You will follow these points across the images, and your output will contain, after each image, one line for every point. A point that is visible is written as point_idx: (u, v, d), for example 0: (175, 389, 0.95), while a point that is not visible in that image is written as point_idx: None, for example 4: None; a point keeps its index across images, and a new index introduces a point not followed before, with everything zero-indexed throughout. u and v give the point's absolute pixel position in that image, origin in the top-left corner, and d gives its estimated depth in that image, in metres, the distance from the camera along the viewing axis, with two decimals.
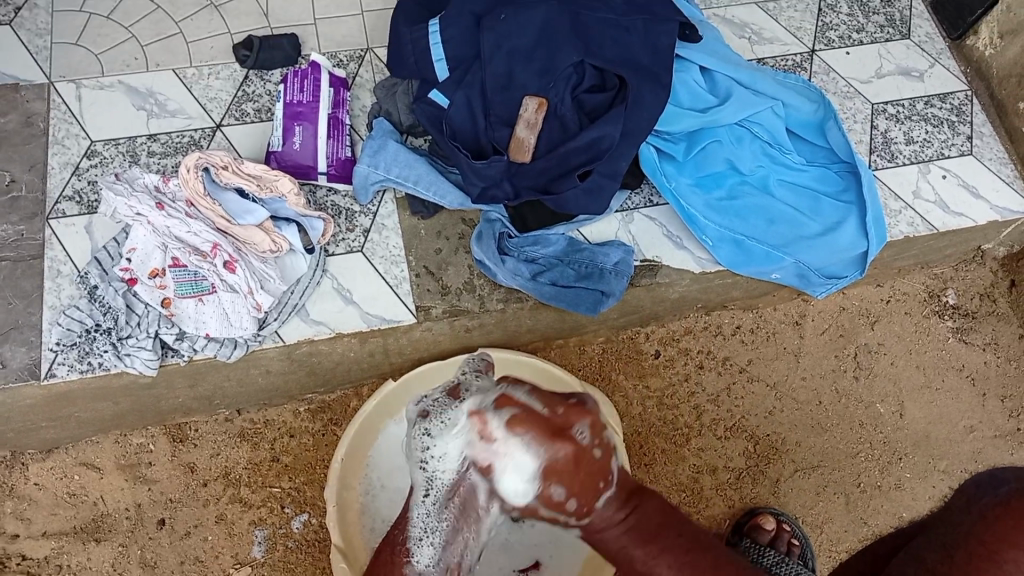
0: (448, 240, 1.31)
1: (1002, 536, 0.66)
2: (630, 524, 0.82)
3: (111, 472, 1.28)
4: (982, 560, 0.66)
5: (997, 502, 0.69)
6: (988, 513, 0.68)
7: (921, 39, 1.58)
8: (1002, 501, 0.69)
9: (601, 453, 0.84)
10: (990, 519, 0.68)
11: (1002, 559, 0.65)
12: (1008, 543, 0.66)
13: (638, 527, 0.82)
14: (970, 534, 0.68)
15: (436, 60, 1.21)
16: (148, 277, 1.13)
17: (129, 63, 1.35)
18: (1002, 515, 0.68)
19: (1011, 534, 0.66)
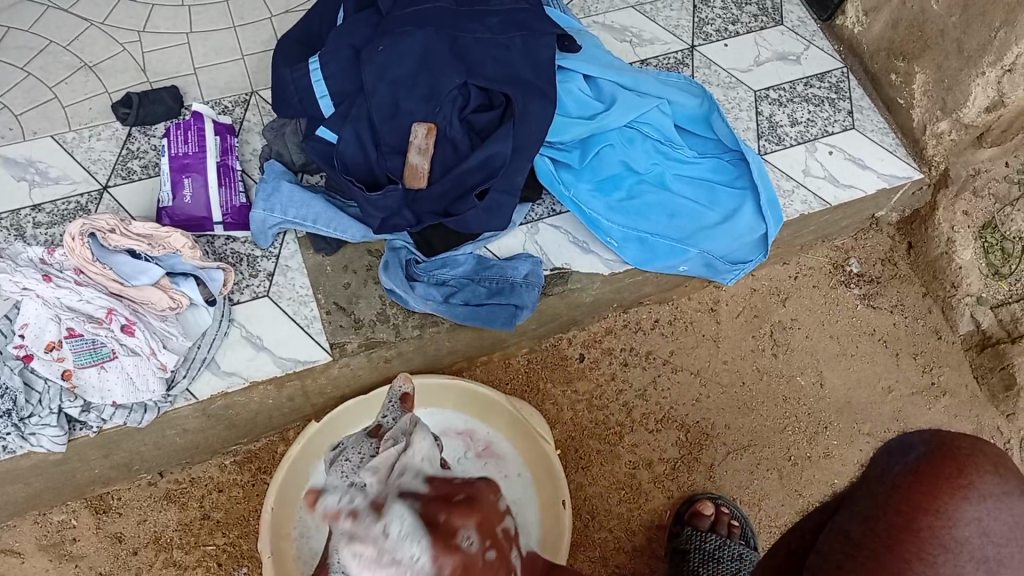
0: (356, 273, 1.30)
1: (917, 504, 0.61)
2: None
3: (33, 555, 1.24)
4: (903, 534, 0.60)
5: (907, 469, 0.63)
6: (900, 482, 0.63)
7: (794, 24, 1.65)
8: (911, 468, 0.63)
9: (495, 553, 0.80)
10: (903, 488, 0.62)
11: (919, 528, 0.60)
12: (923, 510, 0.60)
13: None
14: (886, 504, 0.62)
15: (320, 96, 1.20)
16: (45, 351, 1.08)
17: (5, 134, 1.32)
18: (914, 485, 0.62)
19: (926, 501, 0.60)
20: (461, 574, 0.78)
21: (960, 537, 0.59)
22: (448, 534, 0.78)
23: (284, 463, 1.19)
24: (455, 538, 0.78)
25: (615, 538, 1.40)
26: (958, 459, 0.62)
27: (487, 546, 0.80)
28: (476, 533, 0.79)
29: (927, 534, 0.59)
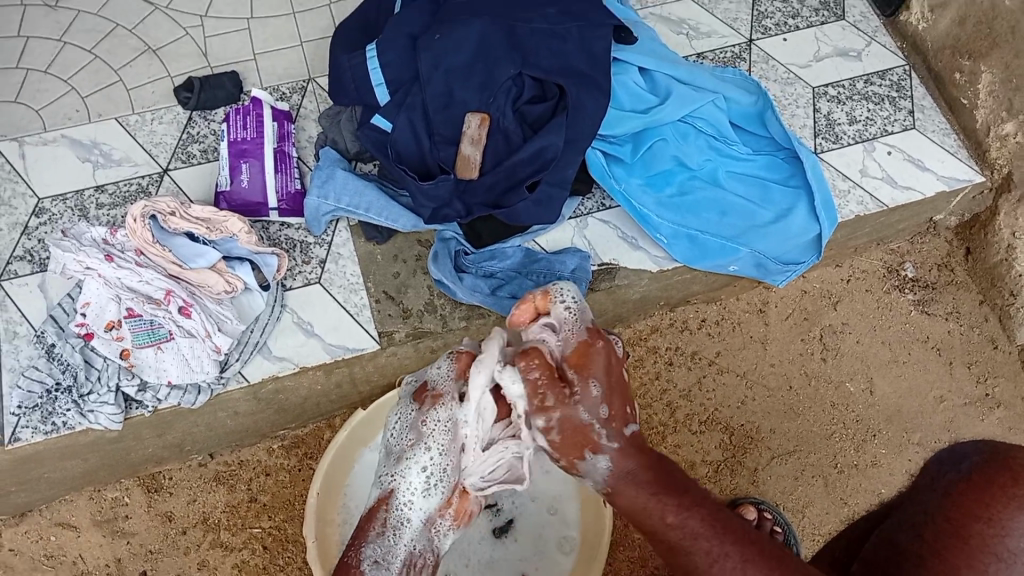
0: (406, 263, 1.31)
1: (968, 512, 0.66)
2: (652, 480, 0.78)
3: (87, 530, 1.26)
4: (954, 539, 0.66)
5: (961, 478, 0.68)
6: (952, 490, 0.68)
7: (855, 19, 1.62)
8: (965, 476, 0.68)
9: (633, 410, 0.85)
10: (955, 496, 0.68)
11: (969, 534, 0.65)
12: (977, 518, 0.65)
13: (661, 483, 0.77)
14: (937, 509, 0.68)
15: (376, 85, 1.21)
16: (105, 330, 1.12)
17: (71, 116, 1.35)
18: (965, 490, 0.67)
19: (976, 509, 0.66)
20: (575, 435, 0.82)
21: (1014, 547, 0.63)
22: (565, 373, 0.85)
23: (326, 450, 1.18)
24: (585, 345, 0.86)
25: None
26: (1013, 469, 0.66)
27: (603, 403, 0.82)
28: (595, 404, 0.82)
29: (978, 541, 0.64)
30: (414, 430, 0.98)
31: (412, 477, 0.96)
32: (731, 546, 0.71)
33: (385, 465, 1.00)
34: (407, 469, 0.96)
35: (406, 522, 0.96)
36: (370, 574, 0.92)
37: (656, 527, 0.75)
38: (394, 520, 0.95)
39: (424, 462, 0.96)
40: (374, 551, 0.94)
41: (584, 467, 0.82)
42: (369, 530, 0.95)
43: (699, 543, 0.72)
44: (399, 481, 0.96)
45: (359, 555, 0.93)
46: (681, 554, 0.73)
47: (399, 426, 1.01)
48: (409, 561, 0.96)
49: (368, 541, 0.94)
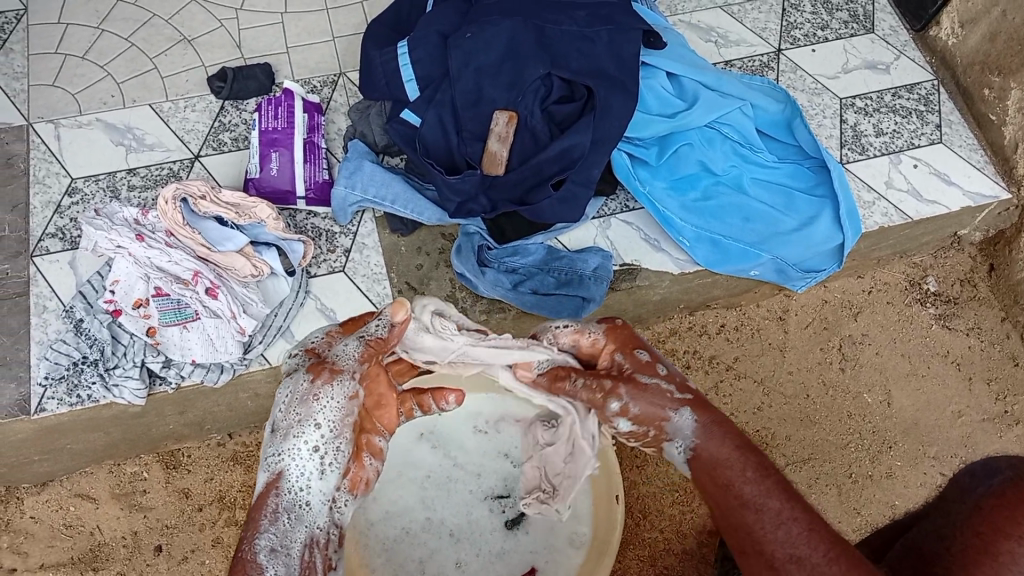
0: (429, 256, 1.33)
1: (998, 528, 0.63)
2: (736, 445, 0.75)
3: (106, 502, 1.29)
4: (979, 554, 0.63)
5: (992, 492, 0.66)
6: (983, 505, 0.66)
7: (885, 33, 1.61)
8: (997, 491, 0.66)
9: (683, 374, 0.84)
10: (986, 510, 0.65)
11: (998, 552, 0.62)
12: (1005, 535, 0.63)
13: (743, 448, 0.75)
14: (966, 523, 0.66)
15: (407, 80, 1.23)
16: (133, 307, 1.15)
17: (106, 101, 1.38)
18: (997, 509, 0.65)
19: (1008, 526, 0.63)
20: (653, 407, 0.79)
21: None
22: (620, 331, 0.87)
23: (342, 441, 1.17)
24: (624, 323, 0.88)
25: (665, 538, 1.38)
26: None
27: (659, 367, 0.83)
28: (659, 376, 0.82)
29: (1006, 559, 0.62)
30: (303, 406, 0.80)
31: (302, 455, 0.79)
32: (801, 512, 0.67)
33: (264, 449, 0.81)
34: (297, 447, 0.79)
35: (304, 507, 0.78)
36: (271, 568, 0.72)
37: (734, 482, 0.71)
38: (288, 506, 0.77)
39: (315, 441, 0.79)
40: (271, 539, 0.74)
41: (669, 428, 0.79)
42: (258, 521, 0.75)
43: (769, 502, 0.68)
44: (289, 461, 0.79)
45: (253, 549, 0.72)
46: (749, 508, 0.69)
47: (288, 405, 0.81)
48: (310, 552, 0.77)
49: (260, 535, 0.74)
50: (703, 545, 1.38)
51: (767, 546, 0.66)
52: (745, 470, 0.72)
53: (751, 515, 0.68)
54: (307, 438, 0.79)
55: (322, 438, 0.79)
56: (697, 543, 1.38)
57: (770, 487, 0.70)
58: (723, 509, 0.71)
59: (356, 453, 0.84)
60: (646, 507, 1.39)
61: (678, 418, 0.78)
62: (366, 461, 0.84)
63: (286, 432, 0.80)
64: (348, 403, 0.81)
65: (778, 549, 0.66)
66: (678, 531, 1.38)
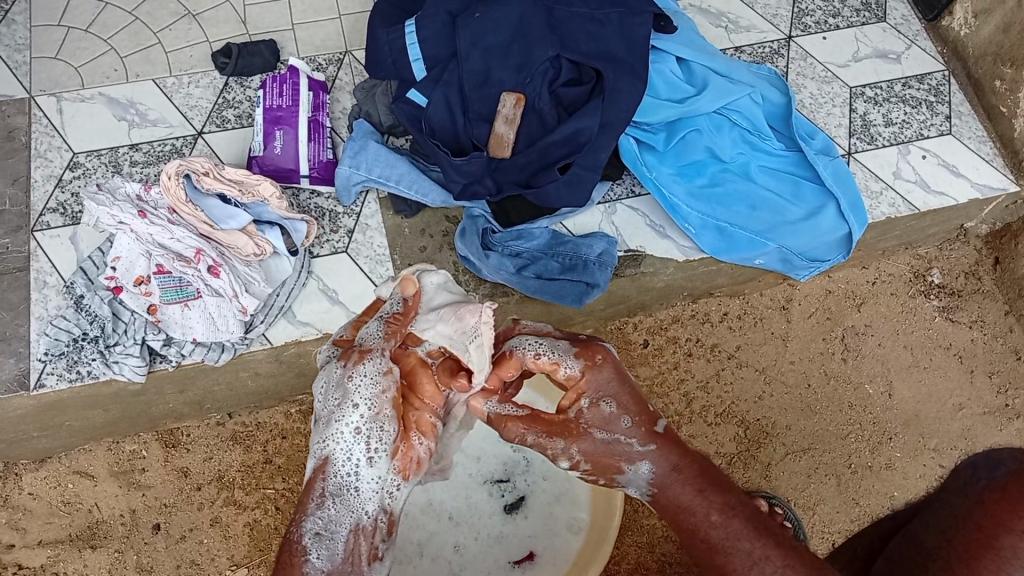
0: (433, 238, 1.32)
1: (1000, 522, 0.62)
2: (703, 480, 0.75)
3: (104, 480, 1.28)
4: (980, 549, 0.62)
5: (995, 486, 0.65)
6: (986, 498, 0.64)
7: (897, 22, 1.59)
8: (1000, 485, 0.64)
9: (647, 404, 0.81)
10: (988, 504, 0.64)
11: (999, 546, 0.61)
12: (1008, 528, 0.61)
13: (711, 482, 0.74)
14: (967, 519, 0.64)
15: (414, 60, 1.22)
16: (134, 284, 1.15)
17: (109, 75, 1.37)
18: (1000, 503, 0.63)
19: (1009, 519, 0.62)
20: (604, 462, 0.80)
21: None
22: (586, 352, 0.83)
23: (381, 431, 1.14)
24: (594, 352, 0.83)
25: (663, 524, 1.38)
26: None
27: (622, 419, 0.80)
28: (620, 429, 0.80)
29: (1007, 554, 0.60)
30: (340, 390, 0.83)
31: (346, 438, 0.81)
32: (772, 550, 0.67)
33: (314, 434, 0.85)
34: (340, 432, 0.82)
35: (349, 488, 0.81)
36: (314, 552, 0.77)
37: (699, 526, 0.71)
38: (334, 488, 0.81)
39: (356, 423, 0.81)
40: (316, 523, 0.79)
41: (622, 479, 0.80)
42: (307, 505, 0.80)
43: (738, 542, 0.69)
44: (333, 446, 0.82)
45: (298, 533, 0.78)
46: (718, 552, 0.69)
47: (331, 390, 0.84)
48: (356, 537, 0.80)
49: (306, 518, 0.79)
50: None
51: None
52: (710, 511, 0.71)
53: (721, 558, 0.69)
54: (348, 421, 0.81)
55: (362, 420, 0.81)
56: None
57: (736, 525, 0.70)
58: (694, 555, 0.71)
59: (404, 432, 0.85)
60: None
61: (636, 470, 0.79)
62: (415, 440, 0.85)
63: (330, 416, 0.83)
64: (382, 379, 0.82)
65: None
66: None
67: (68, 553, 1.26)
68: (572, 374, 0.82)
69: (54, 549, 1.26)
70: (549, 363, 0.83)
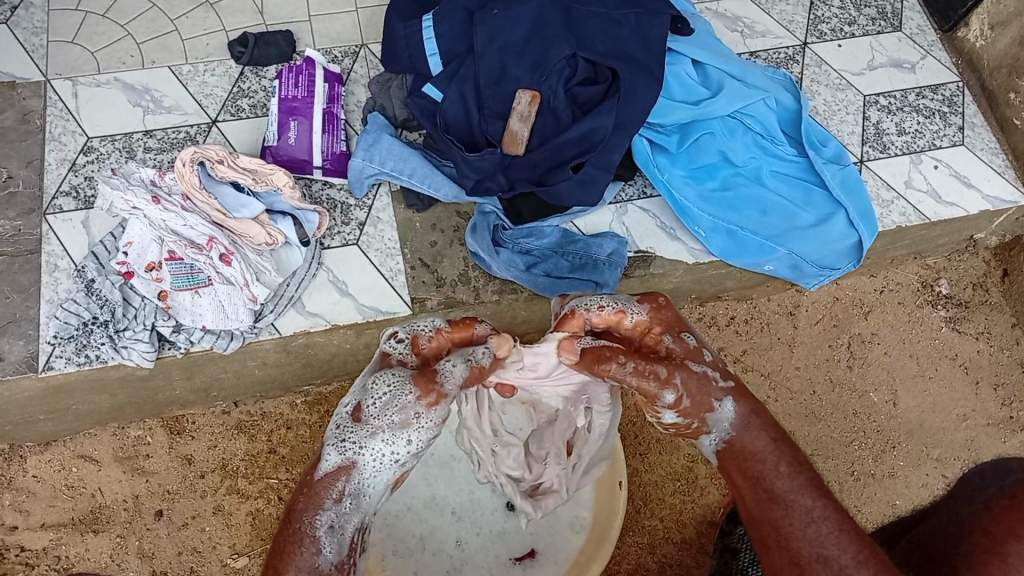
0: (443, 233, 1.32)
1: (1009, 529, 0.61)
2: (775, 437, 0.76)
3: (109, 465, 1.29)
4: (988, 555, 0.61)
5: (1004, 494, 0.64)
6: (995, 505, 0.64)
7: (912, 31, 1.60)
8: (1009, 493, 0.64)
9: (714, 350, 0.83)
10: (996, 511, 0.63)
11: (1007, 553, 0.60)
12: (1015, 536, 0.60)
13: (783, 441, 0.75)
14: (975, 525, 0.64)
15: (430, 54, 1.22)
16: (145, 270, 1.15)
17: (126, 60, 1.37)
18: (1007, 510, 0.62)
19: (1017, 527, 0.61)
20: (699, 398, 0.78)
21: None
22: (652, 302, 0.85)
23: None
24: (658, 298, 0.86)
25: (664, 527, 1.38)
26: None
27: (705, 353, 0.82)
28: (706, 363, 0.81)
29: (1013, 559, 0.60)
30: (403, 416, 0.78)
31: (383, 459, 0.78)
32: (832, 512, 0.69)
33: (344, 428, 0.79)
34: (378, 448, 0.78)
35: (364, 497, 0.79)
36: (327, 547, 0.73)
37: (764, 475, 0.72)
38: (351, 493, 0.77)
39: (398, 452, 0.79)
40: (328, 518, 0.75)
41: (711, 420, 0.78)
42: (320, 498, 0.76)
43: (801, 498, 0.69)
44: (366, 456, 0.78)
45: (312, 525, 0.73)
46: (778, 503, 0.70)
47: (387, 401, 0.78)
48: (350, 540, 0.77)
49: (320, 510, 0.75)
50: (701, 535, 1.38)
51: (793, 544, 0.68)
52: (781, 465, 0.72)
53: (780, 511, 0.69)
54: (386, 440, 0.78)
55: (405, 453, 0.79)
56: (695, 533, 1.38)
57: (803, 484, 0.70)
58: (753, 502, 0.72)
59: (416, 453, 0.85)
60: (646, 496, 1.38)
61: (719, 409, 0.78)
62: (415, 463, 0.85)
63: (379, 431, 0.78)
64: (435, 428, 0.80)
65: (804, 546, 0.67)
66: (678, 520, 1.38)
67: (70, 537, 1.26)
68: (642, 320, 0.84)
69: (56, 532, 1.26)
70: (617, 311, 0.84)
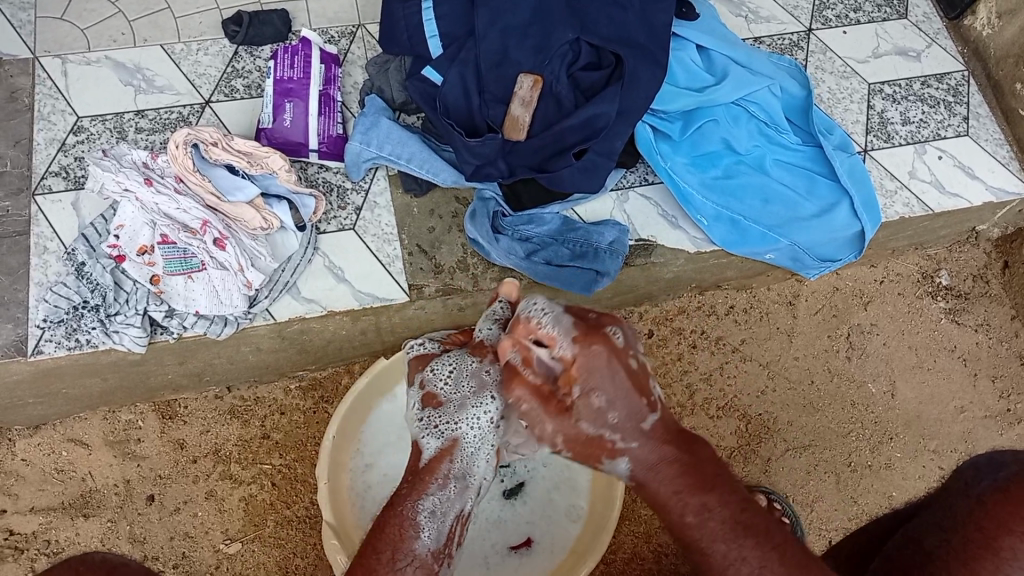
0: (441, 219, 1.30)
1: (1001, 522, 0.59)
2: (685, 469, 0.78)
3: (100, 448, 1.27)
4: (982, 550, 0.59)
5: (996, 487, 0.62)
6: (986, 500, 0.62)
7: (918, 19, 1.57)
8: (1001, 487, 0.62)
9: (636, 364, 0.82)
10: (988, 506, 0.61)
11: (1000, 547, 0.58)
12: (1009, 530, 0.59)
13: (694, 473, 0.77)
14: (968, 518, 0.62)
15: (430, 36, 1.19)
16: (137, 253, 1.12)
17: (117, 38, 1.34)
18: (999, 504, 0.60)
19: (1011, 521, 0.59)
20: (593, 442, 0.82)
21: None
22: (593, 327, 0.83)
23: (330, 423, 1.09)
24: (602, 330, 0.83)
25: None
26: None
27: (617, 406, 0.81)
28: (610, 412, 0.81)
29: (1007, 555, 0.58)
30: (475, 379, 0.97)
31: (479, 428, 0.95)
32: (750, 551, 0.70)
33: (431, 417, 0.95)
34: (473, 419, 0.95)
35: (466, 479, 0.92)
36: (425, 530, 0.85)
37: (677, 522, 0.75)
38: (456, 474, 0.91)
39: (491, 415, 0.96)
40: (431, 503, 0.87)
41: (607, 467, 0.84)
42: (427, 484, 0.88)
43: (715, 543, 0.71)
44: (463, 429, 0.94)
45: (415, 508, 0.85)
46: (697, 552, 0.72)
47: (454, 379, 0.98)
48: (456, 525, 0.89)
49: (425, 495, 0.87)
50: None
51: None
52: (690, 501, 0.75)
53: (701, 556, 0.72)
54: (471, 407, 0.95)
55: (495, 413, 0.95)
56: None
57: (714, 523, 0.72)
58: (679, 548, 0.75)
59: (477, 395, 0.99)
60: None
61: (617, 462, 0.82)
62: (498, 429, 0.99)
63: (464, 401, 0.96)
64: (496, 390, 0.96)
65: None
66: None
67: (60, 521, 1.24)
68: (567, 356, 0.81)
69: (46, 516, 1.24)
70: (549, 338, 0.82)
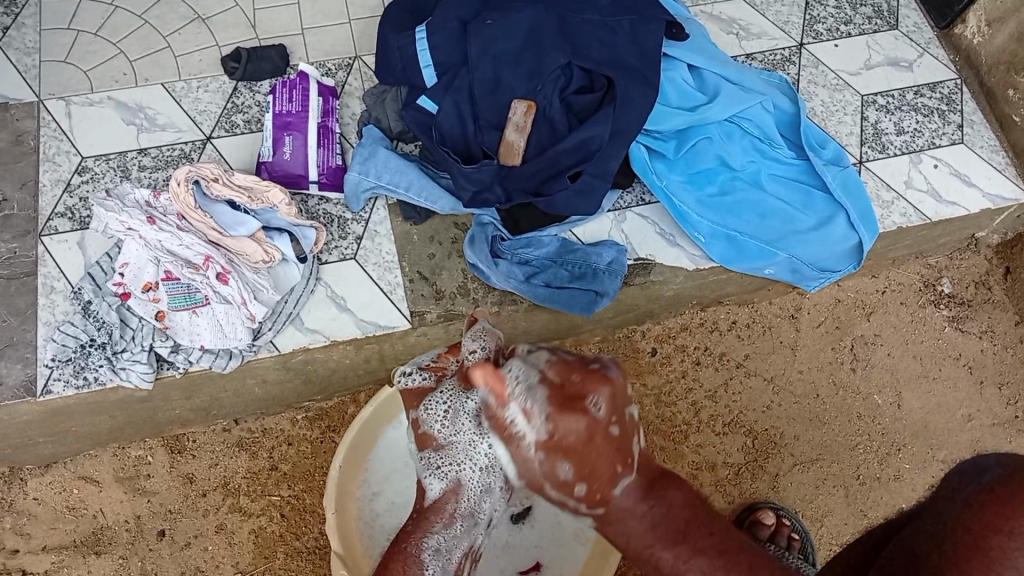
0: (441, 245, 1.31)
1: (988, 524, 0.61)
2: (654, 519, 0.79)
3: (110, 486, 1.28)
4: (970, 550, 0.61)
5: (981, 489, 0.63)
6: (972, 501, 0.63)
7: (908, 29, 1.59)
8: (986, 488, 0.63)
9: (618, 429, 0.79)
10: (974, 507, 0.63)
11: (989, 547, 0.60)
12: (996, 530, 0.60)
13: (663, 523, 0.78)
14: (956, 522, 0.63)
15: (424, 66, 1.21)
16: (142, 291, 1.15)
17: (118, 79, 1.36)
18: (986, 504, 0.62)
19: (996, 521, 0.60)
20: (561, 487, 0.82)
21: None
22: (572, 398, 0.79)
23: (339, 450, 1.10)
24: (581, 401, 0.78)
25: None
26: None
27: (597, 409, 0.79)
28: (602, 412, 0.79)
29: (997, 554, 0.59)
30: (466, 417, 0.94)
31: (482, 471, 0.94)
32: None
33: (432, 458, 0.95)
34: (475, 459, 0.94)
35: (470, 519, 0.93)
36: (430, 566, 0.85)
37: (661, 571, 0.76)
38: (461, 514, 0.92)
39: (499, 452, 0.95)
40: (435, 541, 0.88)
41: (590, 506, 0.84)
42: (432, 523, 0.90)
43: None
44: (465, 472, 0.94)
45: (419, 545, 0.86)
46: None
47: (451, 417, 0.95)
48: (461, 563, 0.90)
49: (429, 534, 0.89)
50: None
51: None
52: (661, 551, 0.76)
53: None
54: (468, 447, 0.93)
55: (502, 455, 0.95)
56: None
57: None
58: None
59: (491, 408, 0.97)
60: None
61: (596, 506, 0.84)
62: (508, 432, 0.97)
63: (465, 443, 0.94)
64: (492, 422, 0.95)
65: None
66: None
67: (72, 559, 1.25)
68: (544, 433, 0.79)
69: (58, 554, 1.25)
70: (526, 412, 0.80)
